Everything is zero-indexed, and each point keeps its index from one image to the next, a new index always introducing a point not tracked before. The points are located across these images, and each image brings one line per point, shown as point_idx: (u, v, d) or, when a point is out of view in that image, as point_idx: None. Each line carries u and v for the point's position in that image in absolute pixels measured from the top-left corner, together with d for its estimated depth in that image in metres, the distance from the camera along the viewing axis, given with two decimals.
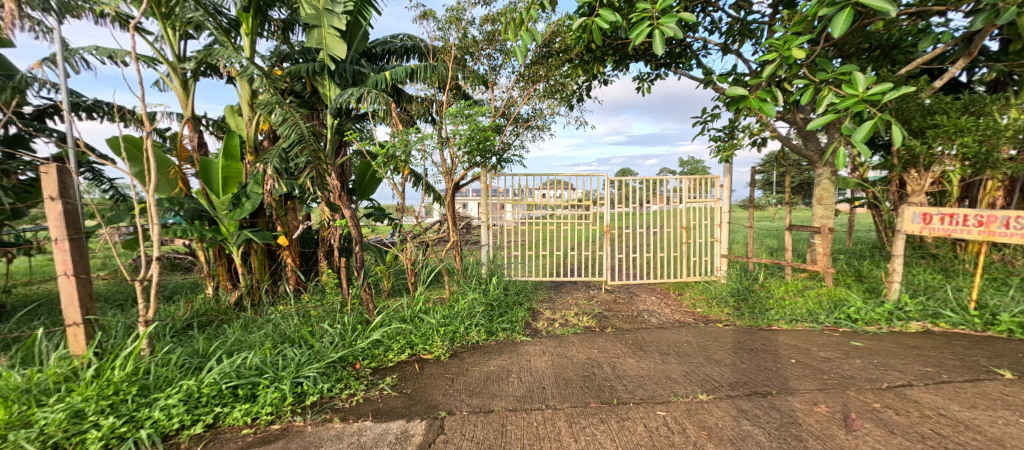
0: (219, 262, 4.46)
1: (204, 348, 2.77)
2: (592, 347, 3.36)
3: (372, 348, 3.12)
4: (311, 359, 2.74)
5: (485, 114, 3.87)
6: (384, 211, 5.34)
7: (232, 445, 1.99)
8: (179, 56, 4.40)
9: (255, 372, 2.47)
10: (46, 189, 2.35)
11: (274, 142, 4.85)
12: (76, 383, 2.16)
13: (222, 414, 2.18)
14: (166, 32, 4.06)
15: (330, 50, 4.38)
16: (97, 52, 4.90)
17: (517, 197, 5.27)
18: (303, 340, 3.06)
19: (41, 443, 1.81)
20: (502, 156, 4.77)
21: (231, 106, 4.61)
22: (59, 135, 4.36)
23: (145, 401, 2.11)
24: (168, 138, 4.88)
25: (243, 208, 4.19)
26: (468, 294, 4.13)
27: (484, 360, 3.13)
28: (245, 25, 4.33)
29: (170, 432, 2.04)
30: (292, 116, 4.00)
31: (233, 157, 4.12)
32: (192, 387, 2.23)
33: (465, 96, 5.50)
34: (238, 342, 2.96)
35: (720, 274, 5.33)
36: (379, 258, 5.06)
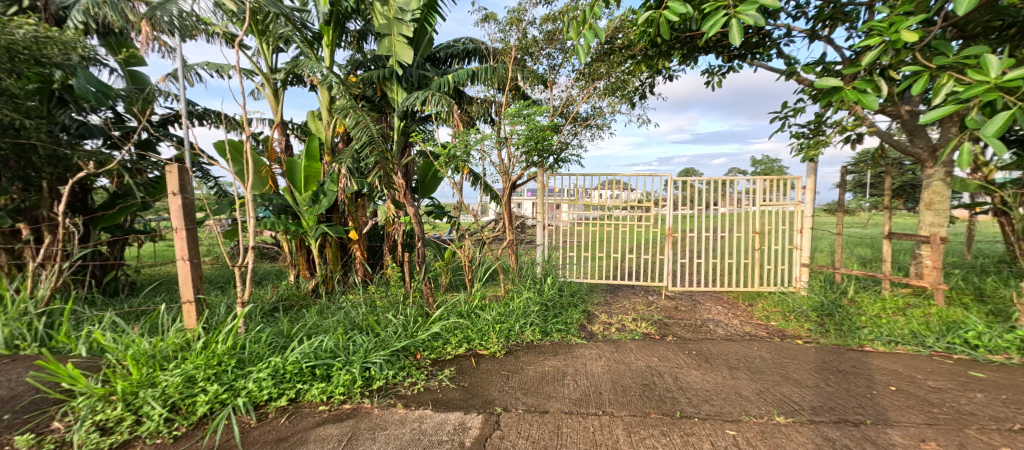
0: (300, 253, 4.93)
1: (287, 330, 3.07)
2: (652, 355, 3.22)
3: (432, 340, 3.25)
4: (378, 347, 2.91)
5: (543, 114, 3.85)
6: (444, 210, 5.54)
7: (310, 419, 2.17)
8: (272, 68, 4.93)
9: (330, 355, 2.68)
10: (170, 186, 2.76)
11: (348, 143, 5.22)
12: (190, 353, 2.49)
13: (303, 390, 2.39)
14: (262, 47, 4.57)
15: (398, 56, 4.66)
16: (207, 67, 5.65)
17: (573, 197, 5.20)
18: (370, 328, 3.28)
19: (164, 401, 2.11)
20: (559, 156, 4.73)
21: (313, 112, 5.05)
22: (178, 140, 5.07)
23: (241, 373, 2.38)
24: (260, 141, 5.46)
25: (321, 204, 4.60)
26: (522, 293, 4.15)
27: (538, 359, 3.13)
28: (326, 37, 4.78)
29: (260, 402, 2.28)
30: (364, 119, 4.29)
31: (314, 158, 4.52)
32: (279, 363, 2.47)
33: (523, 97, 5.53)
34: (315, 326, 3.24)
35: (799, 285, 4.82)
36: (438, 254, 5.26)
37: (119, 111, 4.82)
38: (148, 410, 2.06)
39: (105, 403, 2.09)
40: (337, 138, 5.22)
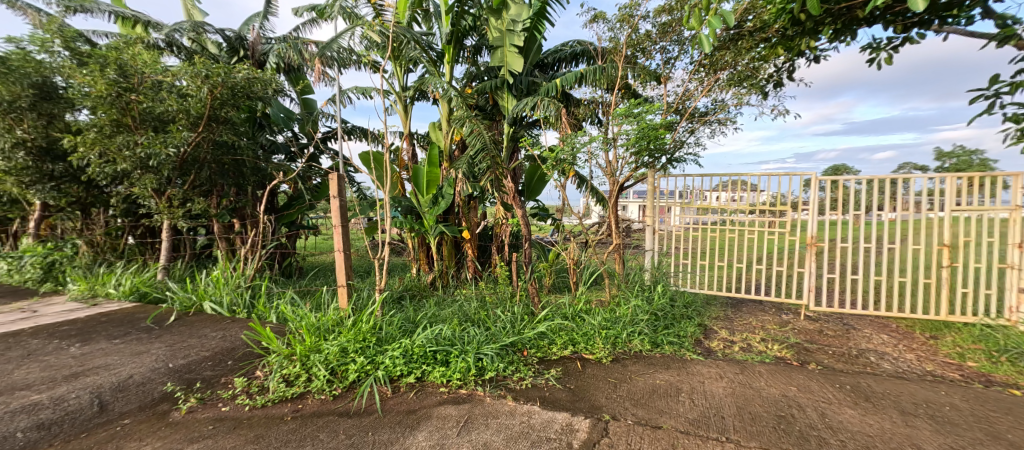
0: (421, 249, 5.51)
1: (413, 316, 3.46)
2: (788, 382, 2.78)
3: (537, 339, 3.33)
4: (488, 340, 3.09)
5: (656, 112, 3.63)
6: (549, 212, 5.63)
7: (433, 398, 2.41)
8: (403, 86, 5.62)
9: (449, 343, 2.94)
10: (332, 190, 3.36)
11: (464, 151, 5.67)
12: (342, 328, 2.98)
13: (427, 371, 2.67)
14: (396, 69, 5.24)
15: (510, 66, 4.89)
16: (355, 90, 6.72)
17: (686, 200, 4.81)
18: (481, 321, 3.51)
19: (325, 365, 2.58)
20: (673, 156, 4.41)
21: (435, 123, 5.61)
22: (334, 152, 6.13)
23: (380, 350, 2.77)
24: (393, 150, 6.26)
25: (439, 206, 5.07)
26: (630, 301, 3.97)
27: (648, 371, 2.95)
28: (448, 55, 5.26)
29: (394, 377, 2.62)
30: (478, 127, 4.58)
31: (435, 164, 5.00)
32: (408, 345, 2.79)
33: (634, 95, 5.29)
34: (435, 315, 3.59)
35: (1015, 318, 3.62)
36: (542, 255, 5.36)
37: (295, 131, 6.04)
38: (315, 370, 2.53)
39: (288, 361, 2.63)
40: (454, 146, 5.70)
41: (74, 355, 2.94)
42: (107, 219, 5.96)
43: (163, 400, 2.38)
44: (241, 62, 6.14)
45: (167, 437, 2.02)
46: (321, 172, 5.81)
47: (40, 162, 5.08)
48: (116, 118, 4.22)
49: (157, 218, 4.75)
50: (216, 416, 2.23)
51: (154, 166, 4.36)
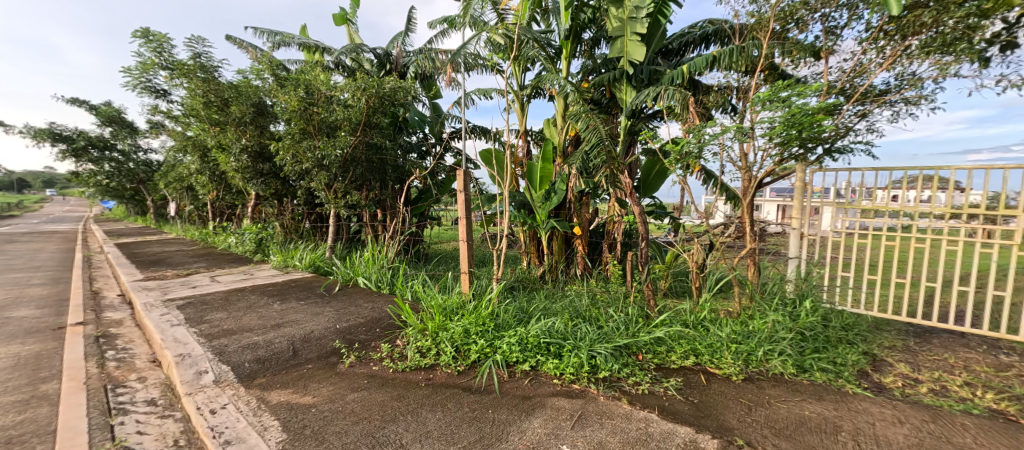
0: (532, 242, 5.65)
1: (526, 308, 3.57)
2: (1010, 445, 2.09)
3: (654, 344, 3.13)
4: (601, 339, 3.02)
5: (812, 94, 3.03)
6: (666, 210, 5.20)
7: (547, 388, 2.47)
8: (521, 85, 5.80)
9: (561, 337, 2.96)
10: (460, 184, 3.70)
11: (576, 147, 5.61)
12: (465, 311, 3.25)
13: (541, 362, 2.73)
14: (515, 69, 5.43)
15: (630, 55, 4.64)
16: (477, 92, 7.21)
17: (848, 200, 3.95)
18: (593, 319, 3.44)
19: (451, 343, 2.84)
20: (833, 146, 3.65)
21: (550, 120, 5.67)
22: (457, 150, 6.67)
23: (497, 335, 2.93)
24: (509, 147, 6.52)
25: (552, 201, 5.10)
26: (766, 314, 3.45)
27: (793, 399, 2.53)
28: (565, 50, 5.25)
29: (511, 363, 2.74)
30: (594, 121, 4.43)
31: (548, 160, 5.02)
32: (523, 334, 2.90)
33: (780, 76, 4.53)
34: (546, 308, 3.65)
35: None
36: (658, 255, 5.02)
37: (425, 133, 6.74)
38: (443, 347, 2.82)
39: (421, 335, 2.99)
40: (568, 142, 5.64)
41: (276, 310, 3.83)
42: (293, 207, 7.57)
43: (332, 354, 2.93)
44: (387, 74, 7.10)
45: (336, 384, 2.49)
46: (447, 168, 6.42)
47: (255, 162, 6.71)
48: (303, 127, 5.32)
49: (326, 207, 5.83)
50: (369, 373, 2.65)
51: (326, 165, 5.37)
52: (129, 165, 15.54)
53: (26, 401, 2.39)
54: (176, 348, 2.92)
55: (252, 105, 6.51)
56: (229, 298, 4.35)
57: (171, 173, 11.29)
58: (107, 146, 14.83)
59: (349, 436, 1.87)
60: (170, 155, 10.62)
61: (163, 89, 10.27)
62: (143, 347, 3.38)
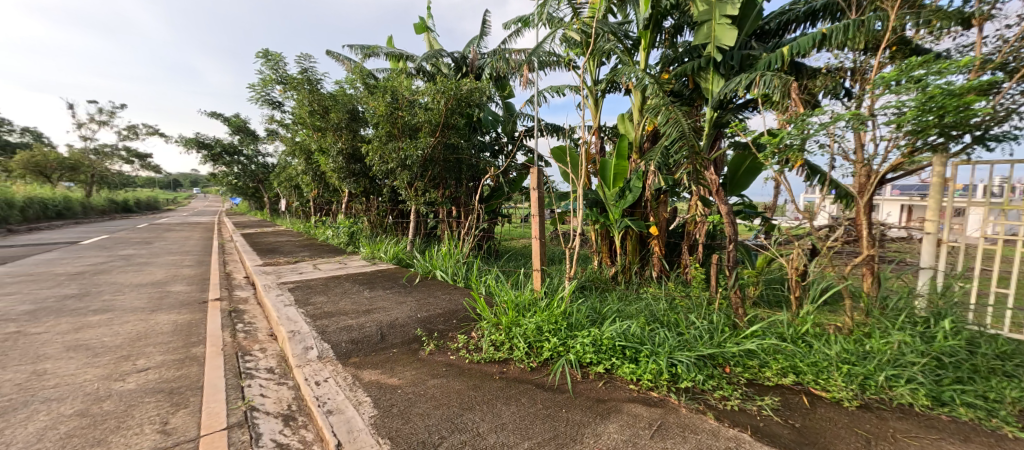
0: (604, 241, 5.48)
1: (600, 308, 3.47)
2: None
3: (745, 356, 2.84)
4: (682, 346, 2.82)
5: (960, 70, 2.50)
6: (758, 210, 4.70)
7: (622, 393, 2.37)
8: (596, 80, 5.64)
9: (638, 341, 2.82)
10: (533, 182, 3.71)
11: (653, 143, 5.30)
12: (538, 308, 3.25)
13: (616, 365, 2.63)
14: (589, 64, 5.28)
15: (719, 40, 4.26)
16: (550, 90, 7.19)
17: (1006, 199, 3.21)
18: (672, 324, 3.24)
19: (525, 338, 2.87)
20: (987, 133, 2.98)
21: (625, 115, 5.43)
22: (528, 148, 6.69)
23: (570, 334, 2.89)
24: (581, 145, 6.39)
25: (626, 199, 4.87)
26: (888, 333, 2.94)
27: (926, 435, 2.12)
28: (644, 41, 4.99)
29: (584, 363, 2.69)
30: (675, 114, 4.09)
31: (623, 157, 4.78)
32: (597, 335, 2.82)
33: (912, 52, 3.82)
34: (621, 310, 3.51)
35: None
36: (747, 259, 4.56)
37: (498, 132, 6.87)
38: (517, 342, 2.85)
39: (495, 329, 3.07)
40: (645, 137, 5.35)
41: (366, 297, 4.22)
42: (379, 203, 8.24)
43: (414, 341, 3.13)
44: (463, 76, 7.39)
45: (418, 369, 2.66)
46: (519, 166, 6.50)
47: (348, 163, 7.43)
48: (389, 130, 5.75)
49: (408, 204, 6.24)
50: (446, 361, 2.79)
51: (408, 165, 5.76)
52: (252, 167, 18.19)
53: (181, 360, 2.93)
54: (288, 325, 3.36)
55: (347, 112, 7.20)
56: (328, 284, 4.89)
57: (282, 173, 12.98)
58: (236, 151, 17.54)
59: (430, 419, 1.99)
60: (282, 158, 12.23)
61: (277, 101, 11.82)
62: (262, 323, 3.95)
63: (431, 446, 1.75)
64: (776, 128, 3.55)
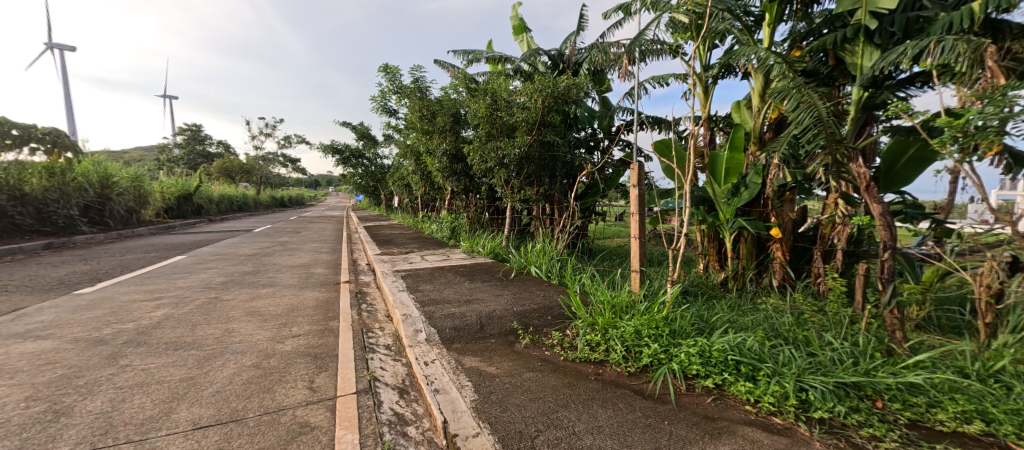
0: (712, 243, 5.03)
1: (708, 318, 3.16)
2: None
3: (906, 392, 2.19)
4: (815, 369, 2.37)
5: None
6: (925, 210, 3.89)
7: (735, 413, 2.10)
8: (706, 66, 5.14)
9: (756, 357, 2.47)
10: (633, 179, 3.54)
11: (777, 132, 4.65)
12: (637, 311, 3.10)
13: (729, 381, 2.32)
14: (699, 48, 4.83)
15: (872, 6, 3.57)
16: (652, 80, 6.77)
17: None
18: (799, 341, 2.78)
19: (623, 342, 2.76)
20: None
21: (742, 102, 4.85)
22: (625, 143, 6.40)
23: (673, 342, 2.67)
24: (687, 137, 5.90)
25: (741, 197, 4.31)
26: None
27: None
28: (769, 15, 4.38)
29: (690, 375, 2.45)
30: (809, 97, 3.50)
31: (739, 149, 4.26)
32: (705, 346, 2.55)
33: None
34: (734, 321, 3.14)
35: None
36: (908, 272, 3.73)
37: (593, 128, 6.71)
38: (613, 345, 2.76)
39: (590, 329, 3.02)
40: (766, 127, 4.71)
41: (466, 288, 4.50)
42: (477, 201, 8.70)
43: (511, 333, 3.25)
44: (560, 74, 7.38)
45: (515, 360, 2.75)
46: (616, 162, 6.26)
47: (452, 163, 8.00)
48: (489, 130, 6.01)
49: (504, 201, 6.47)
50: (542, 356, 2.83)
51: (505, 163, 5.95)
52: (372, 168, 20.73)
53: (322, 331, 3.49)
54: (402, 308, 3.76)
55: (451, 116, 7.74)
56: (433, 273, 5.35)
57: (396, 173, 14.54)
58: (360, 154, 20.17)
59: (527, 411, 2.04)
60: (396, 160, 13.70)
61: (393, 108, 13.24)
62: (381, 305, 4.49)
63: (527, 437, 1.80)
64: (960, 108, 2.82)
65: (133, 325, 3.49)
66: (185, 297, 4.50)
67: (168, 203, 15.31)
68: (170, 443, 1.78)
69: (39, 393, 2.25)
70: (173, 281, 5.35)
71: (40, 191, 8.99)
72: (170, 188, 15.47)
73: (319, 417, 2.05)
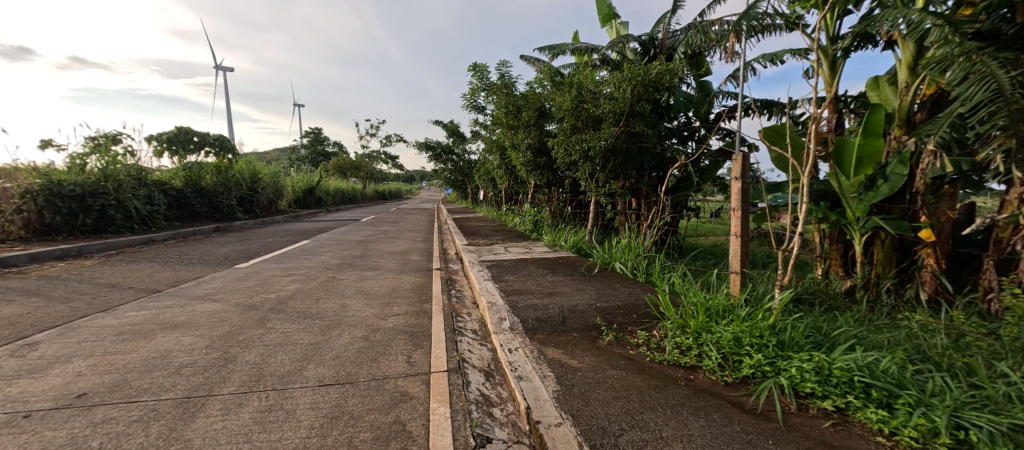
0: (835, 246, 4.41)
1: (827, 332, 2.73)
2: None
3: None
4: (982, 406, 1.85)
5: None
6: None
7: (862, 443, 1.72)
8: (833, 38, 4.42)
9: (894, 383, 2.03)
10: (735, 171, 3.23)
11: (934, 111, 3.78)
12: (737, 317, 2.82)
13: (855, 405, 1.94)
14: (824, 18, 4.16)
15: None
16: (762, 59, 6.04)
17: None
18: (956, 369, 2.25)
19: (719, 349, 2.54)
20: None
21: (880, 78, 4.08)
22: (726, 131, 5.83)
23: (782, 355, 2.36)
24: (803, 123, 5.17)
25: (878, 191, 3.66)
26: None
27: None
28: None
29: (801, 393, 2.13)
30: (985, 65, 2.79)
31: (876, 133, 3.59)
32: (824, 362, 2.19)
33: None
34: (862, 339, 2.66)
35: None
36: None
37: (688, 116, 6.22)
38: (707, 350, 2.56)
39: (681, 331, 2.84)
40: (917, 105, 3.89)
41: (549, 280, 4.55)
42: (560, 194, 8.68)
43: (594, 328, 3.20)
44: (652, 60, 6.97)
45: (597, 356, 2.72)
46: (714, 153, 5.74)
47: (535, 157, 8.09)
48: (573, 123, 5.93)
49: (589, 195, 6.35)
50: (626, 355, 2.75)
51: (591, 156, 5.82)
52: (460, 164, 21.89)
53: (417, 313, 3.82)
54: (488, 296, 3.95)
55: (536, 110, 7.80)
56: (517, 265, 5.49)
57: (483, 168, 15.16)
58: (450, 150, 21.41)
59: (611, 408, 2.01)
60: (482, 155, 14.29)
61: (480, 105, 13.76)
62: (468, 292, 4.76)
63: (611, 434, 1.77)
64: None
65: (273, 295, 4.20)
66: (310, 275, 5.28)
67: (296, 195, 17.97)
68: (303, 394, 2.13)
69: (214, 343, 2.85)
70: (300, 261, 6.30)
71: (211, 185, 11.22)
72: (298, 182, 18.13)
73: (417, 389, 2.26)
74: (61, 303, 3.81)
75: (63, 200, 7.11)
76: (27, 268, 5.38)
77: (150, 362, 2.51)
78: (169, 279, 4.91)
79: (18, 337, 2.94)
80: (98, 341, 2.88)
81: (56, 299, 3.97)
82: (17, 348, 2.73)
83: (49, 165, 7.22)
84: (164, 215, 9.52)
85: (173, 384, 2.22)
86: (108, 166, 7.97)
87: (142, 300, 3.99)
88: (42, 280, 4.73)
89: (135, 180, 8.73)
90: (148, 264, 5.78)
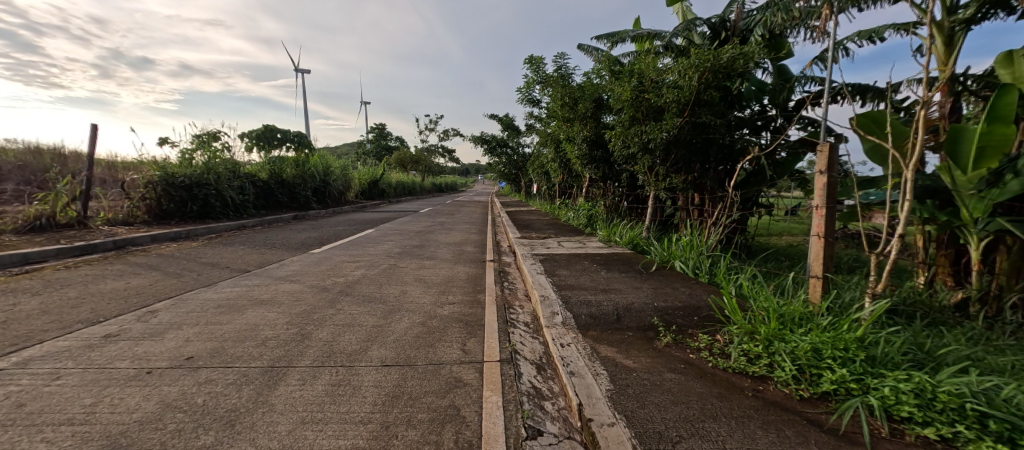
0: (944, 251, 3.87)
1: (930, 350, 2.38)
2: None
3: None
4: None
5: None
6: None
7: None
8: (950, 9, 3.79)
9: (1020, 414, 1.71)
10: (820, 164, 2.90)
11: None
12: (817, 326, 2.55)
13: (966, 436, 1.67)
14: None
15: None
16: (856, 37, 5.36)
17: None
18: None
19: (794, 360, 2.32)
20: None
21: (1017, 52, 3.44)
22: (808, 120, 5.26)
23: (872, 372, 2.09)
24: (907, 108, 4.51)
25: (1005, 188, 3.08)
26: None
27: None
28: None
29: (895, 416, 1.88)
30: None
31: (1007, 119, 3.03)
32: (927, 383, 1.91)
33: None
34: (978, 360, 2.28)
35: None
36: None
37: (764, 104, 5.67)
38: (780, 360, 2.35)
39: (749, 338, 2.65)
40: None
41: (603, 276, 4.45)
42: (617, 188, 8.43)
43: (650, 328, 3.08)
44: (721, 44, 6.49)
45: (654, 357, 2.61)
46: (793, 144, 5.20)
47: (591, 149, 7.91)
48: (633, 114, 5.67)
49: (648, 189, 6.09)
50: (686, 359, 2.61)
51: (651, 148, 5.53)
52: (514, 157, 22.05)
53: (471, 302, 3.93)
54: (540, 290, 3.95)
55: (593, 102, 7.60)
56: (570, 259, 5.44)
57: (536, 161, 15.16)
58: (505, 144, 21.58)
59: (669, 413, 1.92)
60: (536, 148, 14.28)
61: (536, 98, 13.68)
62: (520, 284, 4.79)
63: (669, 440, 1.69)
64: None
65: (341, 279, 4.54)
66: (374, 262, 5.63)
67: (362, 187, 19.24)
68: (367, 372, 2.28)
69: (292, 319, 3.15)
70: (365, 249, 6.75)
71: (291, 177, 12.34)
72: (364, 175, 19.35)
73: (470, 376, 2.32)
74: (173, 278, 4.42)
75: (175, 189, 8.21)
76: (149, 247, 6.30)
77: (242, 334, 2.83)
78: (257, 261, 5.49)
79: (142, 305, 3.46)
80: (202, 312, 3.30)
81: (170, 274, 4.61)
82: (142, 314, 3.21)
83: (165, 159, 8.37)
84: (253, 203, 10.66)
85: (260, 354, 2.48)
86: (209, 160, 9.06)
87: (234, 278, 4.51)
88: (160, 258, 5.52)
89: (230, 172, 9.83)
90: (240, 247, 6.52)
